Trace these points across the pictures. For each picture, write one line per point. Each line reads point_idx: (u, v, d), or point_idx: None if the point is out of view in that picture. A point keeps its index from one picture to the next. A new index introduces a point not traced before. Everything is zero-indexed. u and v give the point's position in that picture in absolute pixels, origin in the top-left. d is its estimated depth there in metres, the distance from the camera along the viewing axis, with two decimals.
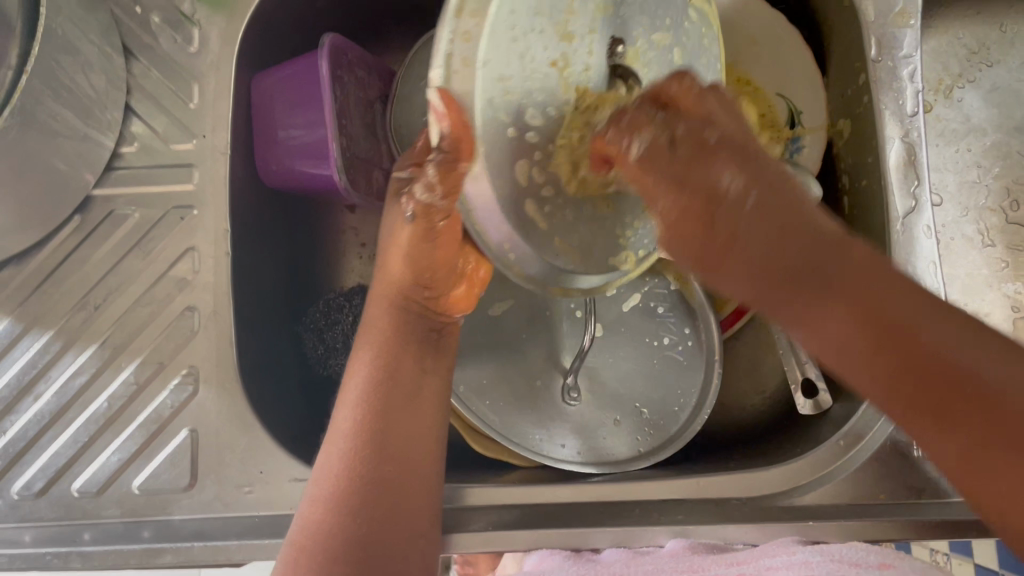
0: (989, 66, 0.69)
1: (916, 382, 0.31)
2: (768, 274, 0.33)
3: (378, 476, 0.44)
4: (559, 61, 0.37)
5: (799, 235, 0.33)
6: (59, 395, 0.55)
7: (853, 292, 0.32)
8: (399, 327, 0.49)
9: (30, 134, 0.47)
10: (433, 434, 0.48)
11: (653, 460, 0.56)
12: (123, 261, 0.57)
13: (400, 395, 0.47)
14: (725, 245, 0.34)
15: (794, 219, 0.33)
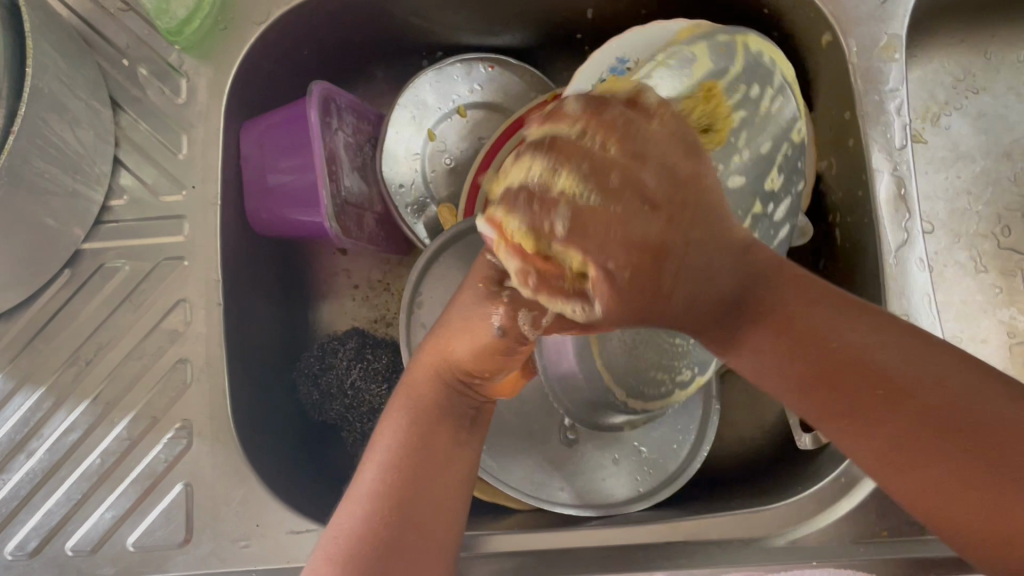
0: (974, 93, 0.70)
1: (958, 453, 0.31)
2: (823, 376, 0.33)
3: (394, 539, 0.42)
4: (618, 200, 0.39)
5: (816, 340, 0.33)
6: (52, 453, 0.54)
7: (828, 372, 0.33)
8: (441, 404, 0.46)
9: (18, 192, 0.47)
10: (459, 492, 0.46)
11: (651, 501, 0.56)
12: (113, 315, 0.57)
13: (427, 457, 0.44)
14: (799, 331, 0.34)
15: (813, 333, 0.34)
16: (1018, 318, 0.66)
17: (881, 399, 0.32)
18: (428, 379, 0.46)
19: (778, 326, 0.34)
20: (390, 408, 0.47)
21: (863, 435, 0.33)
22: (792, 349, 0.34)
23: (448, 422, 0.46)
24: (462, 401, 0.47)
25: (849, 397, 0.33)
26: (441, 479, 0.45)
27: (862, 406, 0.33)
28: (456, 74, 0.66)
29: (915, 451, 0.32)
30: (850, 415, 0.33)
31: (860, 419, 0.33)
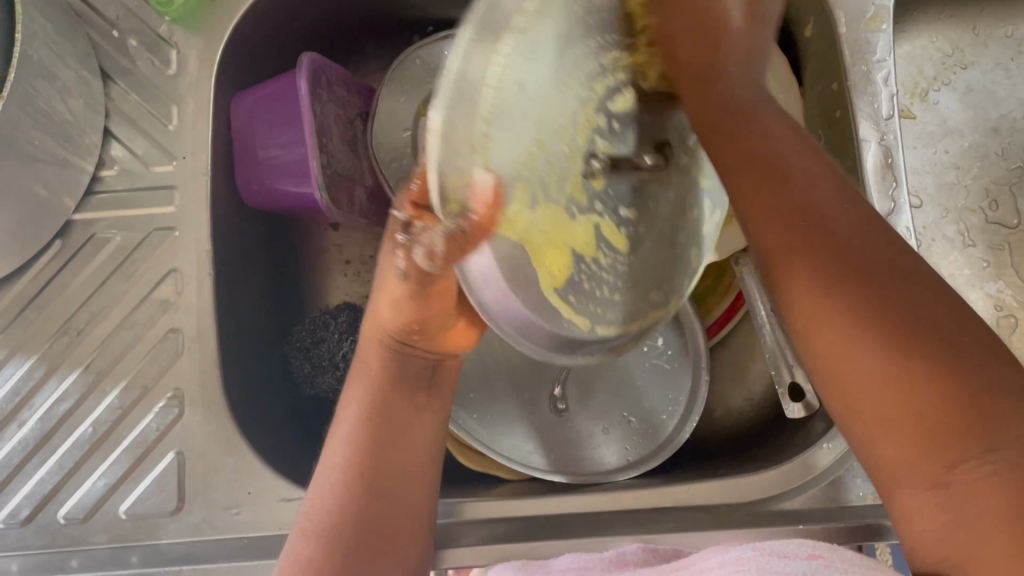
0: (963, 69, 0.70)
1: (930, 361, 0.35)
2: (830, 248, 0.39)
3: (365, 519, 0.44)
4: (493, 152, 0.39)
5: (812, 217, 0.40)
6: (44, 422, 0.54)
7: (841, 257, 0.38)
8: (400, 365, 0.47)
9: (8, 159, 0.47)
10: (422, 468, 0.48)
11: (640, 469, 0.56)
12: (105, 285, 0.57)
13: (393, 433, 0.47)
14: (825, 233, 0.39)
15: (808, 208, 0.40)
16: (1004, 291, 0.67)
17: (906, 337, 0.36)
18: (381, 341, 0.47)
19: (830, 238, 0.39)
20: (352, 379, 0.48)
21: (843, 336, 0.37)
22: (770, 197, 0.41)
23: (408, 385, 0.48)
24: (410, 362, 0.48)
25: (827, 292, 0.38)
26: (406, 453, 0.47)
27: (878, 313, 0.37)
28: (446, 49, 0.66)
29: (879, 354, 0.36)
30: (834, 283, 0.38)
31: (873, 328, 0.37)
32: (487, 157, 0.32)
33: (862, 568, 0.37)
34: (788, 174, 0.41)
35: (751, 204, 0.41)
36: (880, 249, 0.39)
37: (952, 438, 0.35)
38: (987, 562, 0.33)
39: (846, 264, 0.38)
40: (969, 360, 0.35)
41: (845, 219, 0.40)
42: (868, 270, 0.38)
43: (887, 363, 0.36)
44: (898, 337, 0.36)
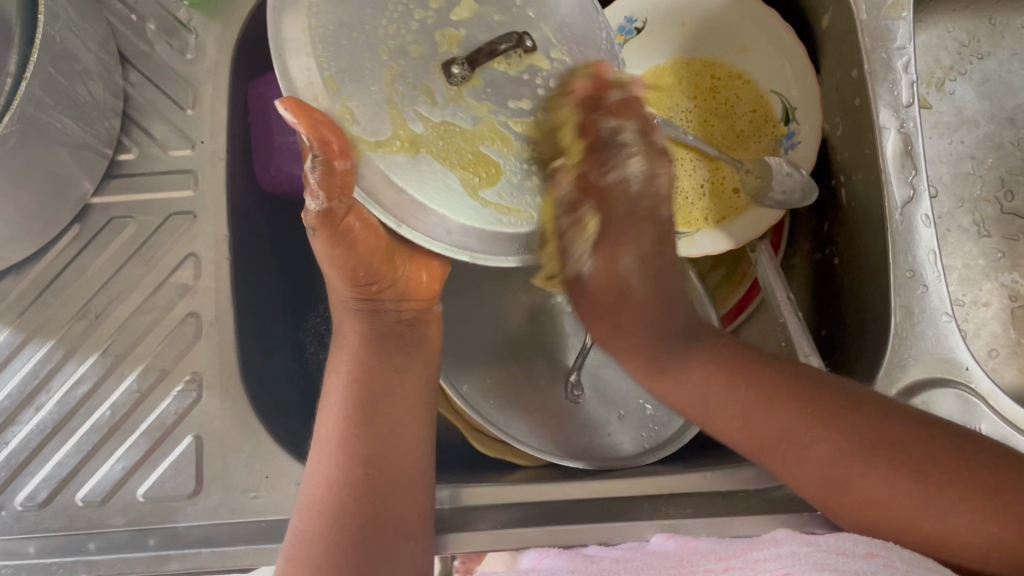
0: (979, 59, 0.70)
1: (889, 456, 0.42)
2: (760, 432, 0.46)
3: (353, 480, 0.46)
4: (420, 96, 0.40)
5: (749, 369, 0.48)
6: (62, 405, 0.54)
7: (798, 408, 0.45)
8: (369, 332, 0.52)
9: (30, 141, 0.47)
10: (413, 433, 0.50)
11: (657, 455, 0.56)
12: (123, 269, 0.57)
13: (371, 395, 0.50)
14: (758, 371, 0.48)
15: (740, 359, 0.49)
16: (1019, 282, 0.67)
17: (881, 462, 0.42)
18: (353, 297, 0.53)
19: (757, 373, 0.47)
20: (331, 366, 0.52)
21: (815, 464, 0.44)
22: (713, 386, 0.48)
23: (382, 353, 0.52)
24: (377, 321, 0.53)
25: (808, 438, 0.44)
26: (391, 419, 0.50)
27: (811, 417, 0.45)
28: None
29: (848, 457, 0.43)
30: (798, 448, 0.44)
31: (862, 466, 0.42)
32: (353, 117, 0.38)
33: (920, 570, 0.40)
34: (731, 353, 0.49)
35: (694, 398, 0.49)
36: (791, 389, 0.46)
37: (963, 521, 0.40)
38: None
39: (794, 415, 0.45)
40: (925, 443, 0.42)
41: (784, 371, 0.47)
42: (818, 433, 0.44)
43: (891, 485, 0.42)
44: (870, 436, 0.43)
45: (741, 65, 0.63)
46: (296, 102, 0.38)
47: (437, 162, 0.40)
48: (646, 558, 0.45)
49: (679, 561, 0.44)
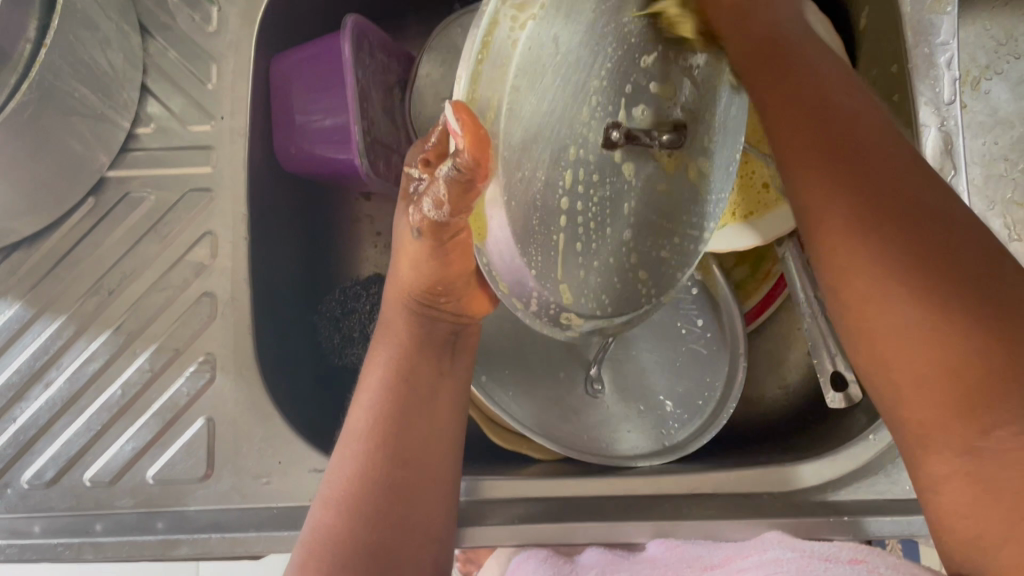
0: (1016, 58, 0.68)
1: (935, 286, 0.32)
2: (840, 185, 0.35)
3: (391, 482, 0.44)
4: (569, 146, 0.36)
5: (855, 146, 0.36)
6: (72, 382, 0.53)
7: (880, 191, 0.34)
8: (420, 331, 0.47)
9: (47, 111, 0.46)
10: (450, 434, 0.48)
11: (678, 453, 0.55)
12: (137, 245, 0.55)
13: (418, 395, 0.47)
14: (845, 158, 0.35)
15: (841, 131, 0.36)
16: None
17: (961, 296, 0.31)
18: (413, 302, 0.47)
19: (838, 150, 0.36)
20: (376, 348, 0.48)
21: (866, 265, 0.33)
22: (812, 132, 0.37)
23: (430, 353, 0.47)
24: (436, 325, 0.47)
25: (841, 220, 0.35)
26: (433, 420, 0.47)
27: (890, 218, 0.33)
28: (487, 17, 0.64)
29: (895, 264, 0.33)
30: (862, 209, 0.34)
31: (865, 240, 0.34)
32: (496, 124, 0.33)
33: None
34: (837, 137, 0.36)
35: (790, 153, 0.38)
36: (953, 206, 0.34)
37: (936, 371, 0.31)
38: (987, 497, 0.30)
39: (847, 203, 0.34)
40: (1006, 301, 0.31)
41: (901, 156, 0.36)
42: (895, 215, 0.33)
43: (914, 320, 0.32)
44: (927, 277, 0.32)
45: None
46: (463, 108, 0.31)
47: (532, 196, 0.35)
48: (631, 569, 0.45)
49: (663, 572, 0.43)
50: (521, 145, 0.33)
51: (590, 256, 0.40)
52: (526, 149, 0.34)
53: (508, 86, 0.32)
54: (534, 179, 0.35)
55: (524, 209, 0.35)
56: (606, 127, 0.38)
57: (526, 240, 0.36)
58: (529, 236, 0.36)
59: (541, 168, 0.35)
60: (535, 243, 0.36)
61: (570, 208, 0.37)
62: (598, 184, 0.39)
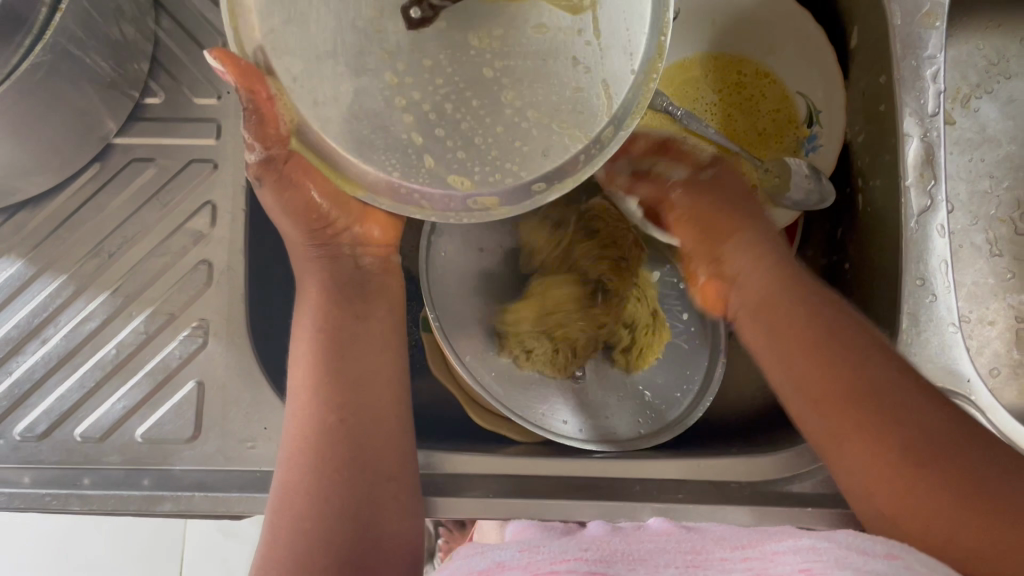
0: (1006, 79, 0.70)
1: (927, 469, 0.40)
2: (833, 397, 0.44)
3: (328, 425, 0.48)
4: (393, 75, 0.39)
5: (823, 350, 0.45)
6: (68, 339, 0.55)
7: (852, 394, 0.43)
8: (329, 286, 0.52)
9: (60, 73, 0.47)
10: (387, 369, 0.51)
11: (652, 442, 0.57)
12: (139, 212, 0.57)
13: (339, 345, 0.50)
14: (819, 355, 0.45)
15: (813, 338, 0.46)
16: None
17: (948, 472, 0.40)
18: (313, 247, 0.53)
19: (824, 354, 0.45)
20: (296, 311, 0.52)
21: (884, 472, 0.41)
22: (819, 357, 0.45)
23: (343, 301, 0.52)
24: (337, 269, 0.53)
25: (837, 432, 0.43)
26: (367, 366, 0.50)
27: (870, 422, 0.42)
28: None
29: (893, 457, 0.41)
30: (856, 424, 0.42)
31: (871, 453, 0.42)
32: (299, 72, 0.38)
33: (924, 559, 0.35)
34: (807, 337, 0.46)
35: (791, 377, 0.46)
36: (912, 385, 0.43)
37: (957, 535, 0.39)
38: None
39: (846, 419, 0.43)
40: (981, 455, 0.40)
41: (856, 346, 0.45)
42: (894, 436, 0.41)
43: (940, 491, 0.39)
44: (931, 462, 0.40)
45: (771, 64, 0.63)
46: (220, 52, 0.39)
47: (354, 113, 0.39)
48: (651, 539, 0.41)
49: (694, 548, 0.39)
50: (308, 75, 0.38)
51: (481, 137, 0.39)
52: (314, 74, 0.38)
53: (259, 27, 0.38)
54: (364, 90, 0.39)
55: (347, 129, 0.39)
56: (403, 8, 0.38)
57: (378, 149, 0.39)
58: (373, 145, 0.39)
59: (350, 88, 0.39)
60: (403, 151, 0.39)
61: (413, 105, 0.39)
62: (439, 70, 0.39)
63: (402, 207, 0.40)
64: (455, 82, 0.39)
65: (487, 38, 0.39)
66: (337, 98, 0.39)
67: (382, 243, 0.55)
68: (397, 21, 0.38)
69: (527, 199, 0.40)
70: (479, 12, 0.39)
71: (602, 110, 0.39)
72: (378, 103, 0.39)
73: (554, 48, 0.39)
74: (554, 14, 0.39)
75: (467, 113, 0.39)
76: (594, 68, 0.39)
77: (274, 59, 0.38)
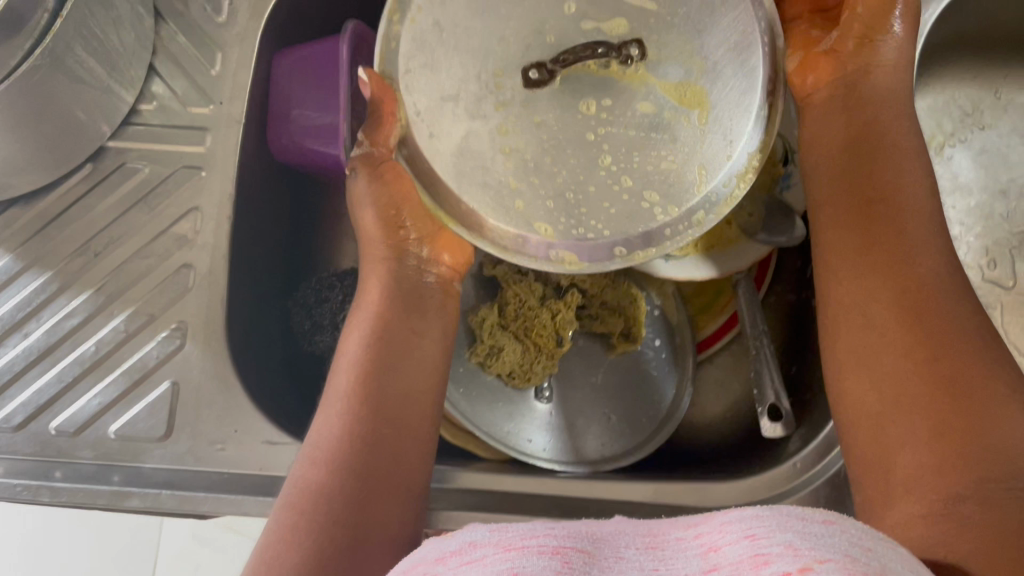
0: (980, 129, 0.72)
1: (940, 387, 0.39)
2: (898, 294, 0.43)
3: (368, 437, 0.47)
4: (502, 125, 0.45)
5: (895, 247, 0.44)
6: (49, 334, 0.56)
7: (909, 298, 0.42)
8: (397, 296, 0.53)
9: (55, 77, 0.49)
10: (428, 395, 0.51)
11: (618, 463, 0.59)
12: (127, 213, 0.59)
13: (394, 354, 0.50)
14: (892, 248, 0.44)
15: (888, 227, 0.45)
16: None
17: (955, 403, 0.38)
18: (384, 246, 0.54)
19: (891, 251, 0.44)
20: (354, 315, 0.53)
21: (900, 379, 0.41)
22: (885, 254, 0.44)
23: (403, 311, 0.52)
24: (407, 282, 0.54)
25: (878, 331, 0.43)
26: (410, 383, 0.50)
27: (921, 334, 0.41)
28: None
29: (914, 369, 0.40)
30: (904, 327, 0.42)
31: (897, 356, 0.41)
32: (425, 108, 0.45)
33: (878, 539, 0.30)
34: (888, 218, 0.45)
35: (846, 245, 0.46)
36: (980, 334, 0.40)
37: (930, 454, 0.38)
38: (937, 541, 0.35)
39: (892, 323, 0.42)
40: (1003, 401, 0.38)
41: (936, 274, 0.43)
42: (931, 352, 0.40)
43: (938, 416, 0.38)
44: (945, 383, 0.39)
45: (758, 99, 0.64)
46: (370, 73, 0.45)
47: (464, 147, 0.45)
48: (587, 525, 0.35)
49: (642, 531, 0.33)
50: (431, 113, 0.45)
51: (574, 194, 0.46)
52: (437, 113, 0.45)
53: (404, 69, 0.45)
54: (474, 133, 0.45)
55: (452, 164, 0.45)
56: (523, 70, 0.44)
57: (471, 185, 0.45)
58: (471, 179, 0.45)
59: (467, 125, 0.45)
60: (497, 191, 0.45)
61: (518, 154, 0.45)
62: (547, 128, 0.45)
63: (496, 246, 0.46)
64: (559, 140, 0.45)
65: (596, 106, 0.45)
66: (450, 139, 0.45)
67: (450, 267, 0.57)
68: (515, 80, 0.44)
69: (606, 260, 0.46)
70: (589, 84, 0.45)
71: (695, 188, 0.45)
72: (486, 146, 0.45)
73: (659, 123, 0.45)
74: (661, 98, 0.45)
75: (562, 169, 0.45)
76: (690, 149, 0.45)
77: (409, 96, 0.45)
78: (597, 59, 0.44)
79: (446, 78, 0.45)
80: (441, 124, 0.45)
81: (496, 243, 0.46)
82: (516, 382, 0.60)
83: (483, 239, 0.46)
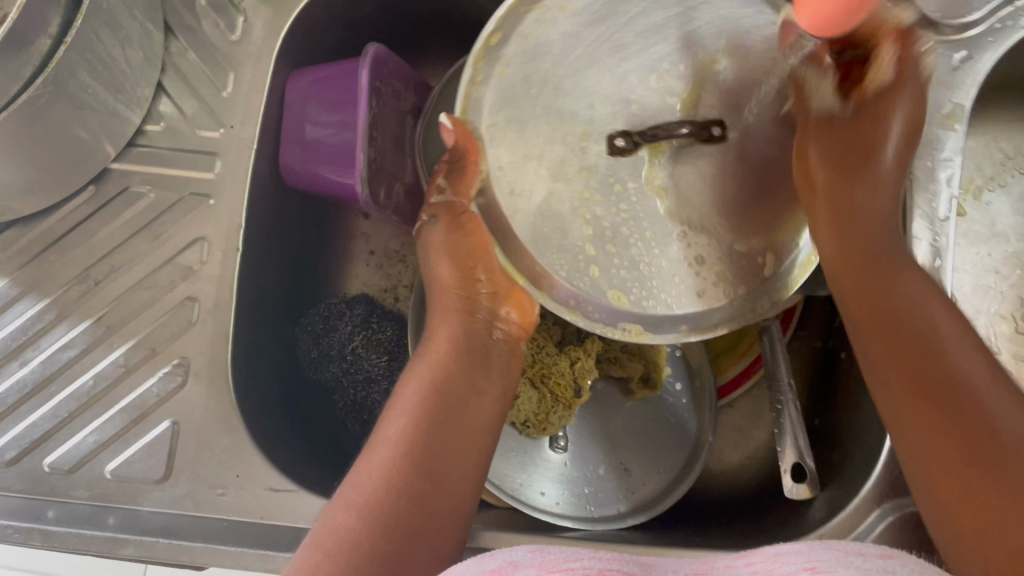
0: (1021, 174, 0.69)
1: (970, 477, 0.38)
2: (910, 379, 0.41)
3: (411, 487, 0.44)
4: (582, 193, 0.46)
5: (904, 324, 0.43)
6: (45, 365, 0.54)
7: (919, 380, 0.41)
8: (459, 353, 0.51)
9: (58, 104, 0.46)
10: (477, 459, 0.48)
11: (631, 521, 0.57)
12: (131, 240, 0.56)
13: (449, 409, 0.48)
14: (893, 328, 0.43)
15: (889, 305, 0.44)
16: None
17: (993, 491, 0.37)
18: (455, 295, 0.54)
19: (899, 328, 0.43)
20: (415, 364, 0.51)
21: (932, 474, 0.39)
22: (896, 337, 0.43)
23: (462, 367, 0.51)
24: (476, 338, 0.53)
25: (902, 416, 0.42)
26: (462, 442, 0.48)
27: (940, 417, 0.40)
28: None
29: (941, 457, 0.39)
30: (927, 412, 0.40)
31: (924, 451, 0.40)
32: (504, 157, 0.45)
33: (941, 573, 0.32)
34: (886, 290, 0.44)
35: (870, 320, 0.45)
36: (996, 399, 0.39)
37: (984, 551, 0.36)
38: None
39: (914, 405, 0.41)
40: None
41: (949, 342, 0.41)
42: (958, 438, 0.39)
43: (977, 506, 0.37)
44: (973, 472, 0.38)
45: None
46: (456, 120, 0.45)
47: (541, 207, 0.45)
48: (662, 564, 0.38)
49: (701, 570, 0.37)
50: (512, 168, 0.45)
51: (644, 264, 0.47)
52: (518, 169, 0.45)
53: (488, 120, 0.45)
54: (556, 193, 0.45)
55: (530, 225, 0.45)
56: (610, 138, 0.45)
57: (551, 250, 0.46)
58: (549, 244, 0.46)
59: (546, 188, 0.45)
60: (569, 256, 0.46)
61: (594, 223, 0.46)
62: (623, 197, 0.46)
63: (573, 318, 0.46)
64: (636, 213, 0.46)
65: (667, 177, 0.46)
66: (524, 199, 0.45)
67: (518, 326, 0.55)
68: (601, 145, 0.46)
69: (668, 330, 0.48)
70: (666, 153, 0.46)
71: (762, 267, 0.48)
72: (565, 210, 0.46)
73: (727, 201, 0.47)
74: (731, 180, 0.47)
75: (636, 237, 0.47)
76: (755, 234, 0.48)
77: (491, 149, 0.45)
78: (681, 138, 0.45)
79: (525, 132, 0.45)
80: (516, 179, 0.45)
81: (568, 315, 0.46)
82: (530, 433, 0.58)
83: (557, 307, 0.46)
